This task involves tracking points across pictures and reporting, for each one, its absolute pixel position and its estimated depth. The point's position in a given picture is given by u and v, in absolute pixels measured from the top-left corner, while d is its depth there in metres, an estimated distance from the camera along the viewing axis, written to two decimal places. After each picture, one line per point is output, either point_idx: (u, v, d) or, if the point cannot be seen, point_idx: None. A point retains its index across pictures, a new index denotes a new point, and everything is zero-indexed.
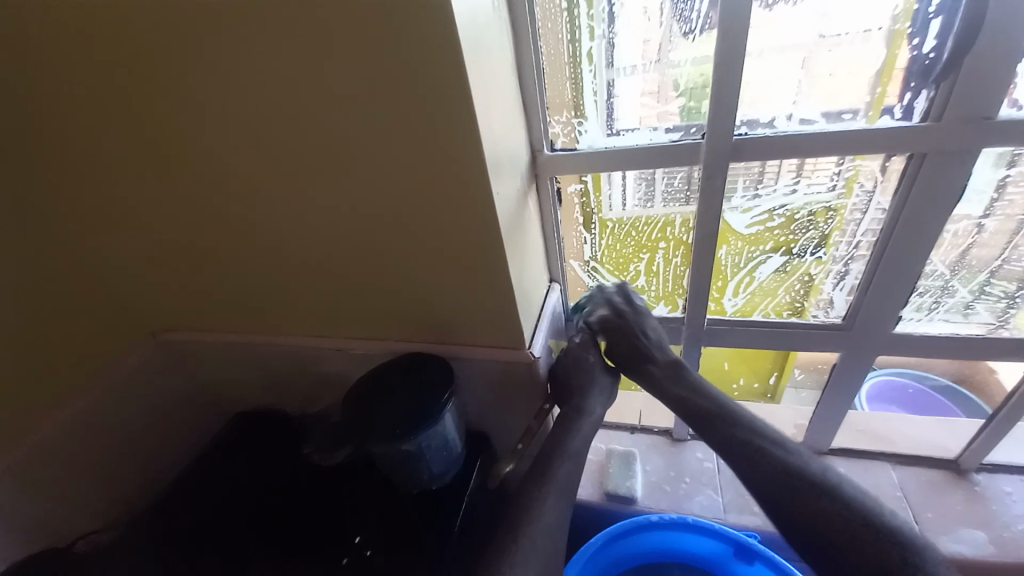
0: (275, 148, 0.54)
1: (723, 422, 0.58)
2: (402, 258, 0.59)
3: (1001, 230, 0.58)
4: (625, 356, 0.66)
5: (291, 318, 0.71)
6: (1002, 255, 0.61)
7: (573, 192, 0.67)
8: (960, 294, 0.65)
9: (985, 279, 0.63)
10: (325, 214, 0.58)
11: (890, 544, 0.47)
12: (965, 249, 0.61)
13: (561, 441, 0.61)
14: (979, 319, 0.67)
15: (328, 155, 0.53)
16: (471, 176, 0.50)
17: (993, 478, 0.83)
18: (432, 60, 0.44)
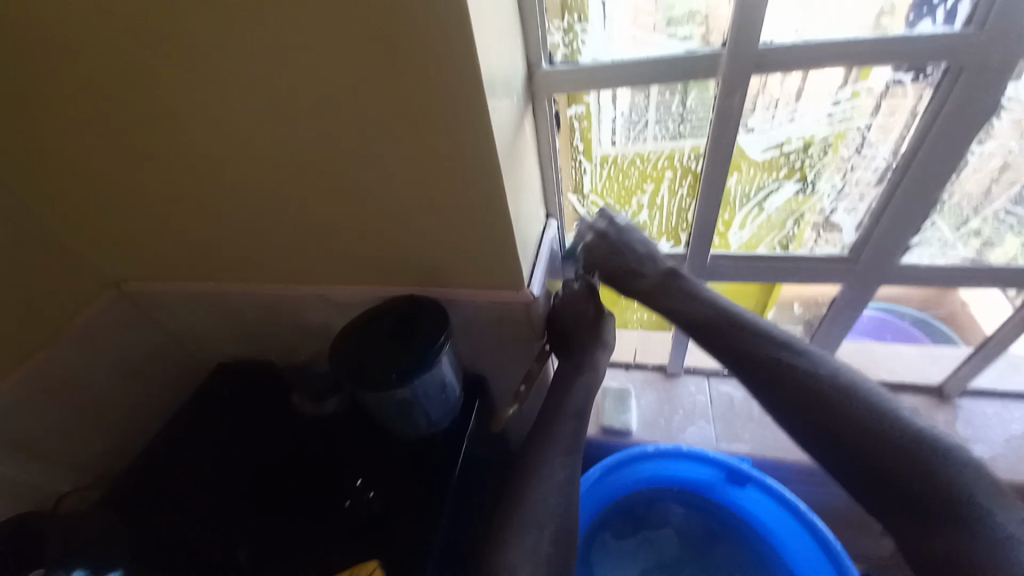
0: (233, 62, 0.46)
1: (729, 334, 0.57)
2: (387, 194, 0.54)
3: (996, 156, 0.57)
4: (623, 277, 0.64)
5: (269, 264, 0.66)
6: (989, 185, 0.60)
7: (573, 116, 0.61)
8: (943, 227, 0.64)
9: (1002, 208, 0.62)
10: (296, 144, 0.51)
11: (908, 439, 0.46)
12: (992, 174, 0.58)
13: (562, 402, 0.63)
14: (993, 250, 0.66)
15: (296, 72, 0.45)
16: (463, 94, 0.44)
17: (972, 402, 0.87)
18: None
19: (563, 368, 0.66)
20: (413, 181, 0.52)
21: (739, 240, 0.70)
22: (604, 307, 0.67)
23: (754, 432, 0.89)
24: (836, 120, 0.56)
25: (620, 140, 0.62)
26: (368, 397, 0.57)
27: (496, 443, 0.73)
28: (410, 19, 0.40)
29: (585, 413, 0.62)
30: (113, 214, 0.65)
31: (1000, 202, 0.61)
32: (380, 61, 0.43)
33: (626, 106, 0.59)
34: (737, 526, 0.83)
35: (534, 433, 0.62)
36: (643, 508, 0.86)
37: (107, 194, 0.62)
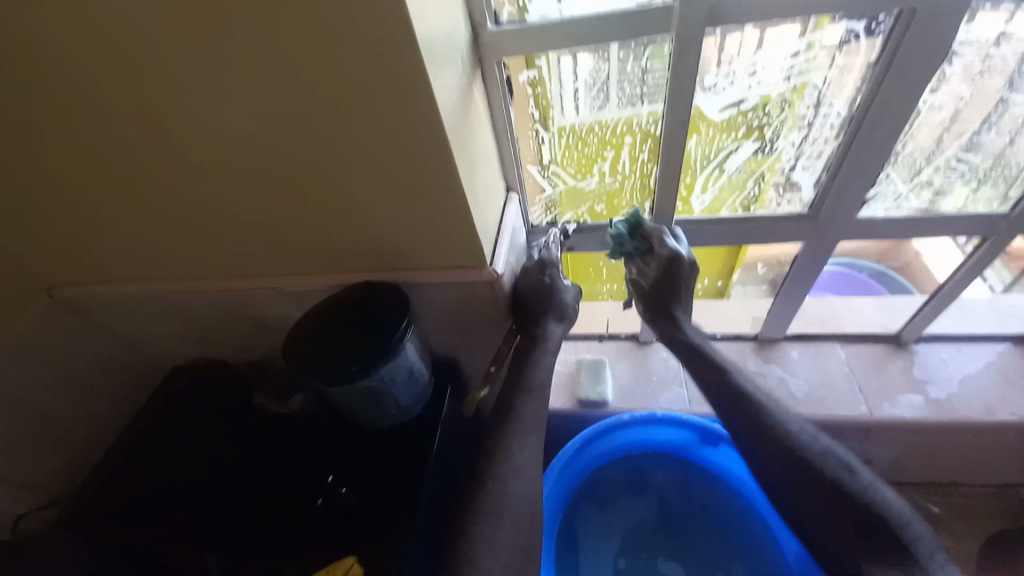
0: (131, 27, 0.40)
1: (757, 407, 0.63)
2: (327, 175, 0.50)
3: (946, 105, 0.57)
4: (659, 310, 0.69)
5: (211, 257, 0.61)
6: (940, 135, 0.60)
7: (525, 82, 0.58)
8: (894, 180, 0.65)
9: (954, 156, 0.62)
10: (219, 125, 0.46)
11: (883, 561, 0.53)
12: (943, 123, 0.59)
13: (523, 374, 0.61)
14: (946, 199, 0.67)
15: (206, 43, 0.40)
16: (397, 58, 0.40)
17: (927, 347, 0.90)
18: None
19: (523, 342, 0.64)
20: (354, 158, 0.48)
21: (701, 203, 0.69)
22: (559, 277, 0.65)
23: None
24: (793, 75, 0.55)
25: (577, 104, 0.59)
26: (330, 390, 0.55)
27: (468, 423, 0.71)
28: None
29: (546, 390, 0.62)
30: (23, 214, 0.58)
31: (952, 151, 0.62)
32: (300, 20, 0.38)
33: (581, 69, 0.56)
34: (710, 482, 0.85)
35: (497, 409, 0.60)
36: (621, 475, 0.87)
37: (10, 192, 0.56)
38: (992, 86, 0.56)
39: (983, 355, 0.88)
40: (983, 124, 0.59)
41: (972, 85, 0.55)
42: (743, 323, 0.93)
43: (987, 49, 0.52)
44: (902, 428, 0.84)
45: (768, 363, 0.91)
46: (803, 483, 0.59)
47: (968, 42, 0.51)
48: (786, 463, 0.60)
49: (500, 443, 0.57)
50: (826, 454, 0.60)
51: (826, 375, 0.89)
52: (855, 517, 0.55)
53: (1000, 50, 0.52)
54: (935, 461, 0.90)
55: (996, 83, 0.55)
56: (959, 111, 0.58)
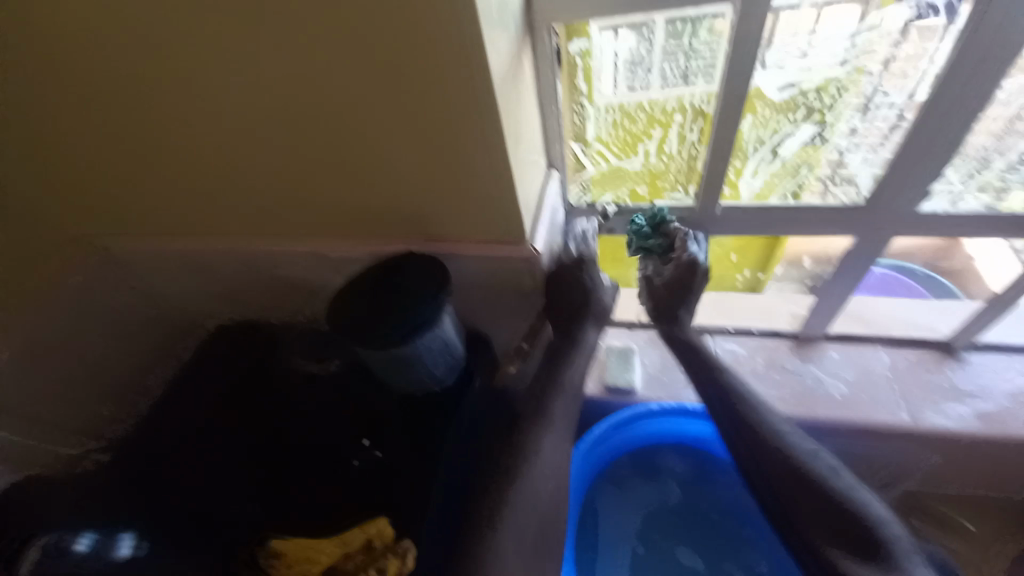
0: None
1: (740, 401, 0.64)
2: (374, 142, 0.50)
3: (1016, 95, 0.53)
4: (666, 302, 0.69)
5: (256, 218, 0.63)
6: (1009, 126, 0.56)
7: (574, 53, 0.56)
8: (950, 176, 0.61)
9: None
10: (272, 86, 0.47)
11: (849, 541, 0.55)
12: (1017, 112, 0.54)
13: (554, 374, 0.62)
14: (1012, 198, 0.62)
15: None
16: (450, 17, 0.40)
17: (979, 356, 0.85)
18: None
19: (557, 339, 0.65)
20: (401, 121, 0.48)
21: (747, 190, 0.66)
22: (597, 275, 0.64)
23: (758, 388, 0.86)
24: (857, 53, 0.51)
25: (625, 78, 0.57)
26: (367, 353, 0.56)
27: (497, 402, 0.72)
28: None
29: (576, 390, 0.63)
30: (84, 167, 0.61)
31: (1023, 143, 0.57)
32: None
33: (633, 42, 0.54)
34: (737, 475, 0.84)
35: (528, 403, 0.61)
36: (643, 465, 0.87)
37: (75, 148, 0.59)
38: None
39: None
40: None
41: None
42: (780, 319, 0.90)
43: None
44: (945, 437, 0.80)
45: (805, 361, 0.88)
46: (795, 493, 0.58)
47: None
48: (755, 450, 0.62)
49: (530, 435, 0.58)
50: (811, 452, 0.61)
51: (868, 378, 0.85)
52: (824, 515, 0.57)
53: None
54: (977, 473, 0.87)
55: None
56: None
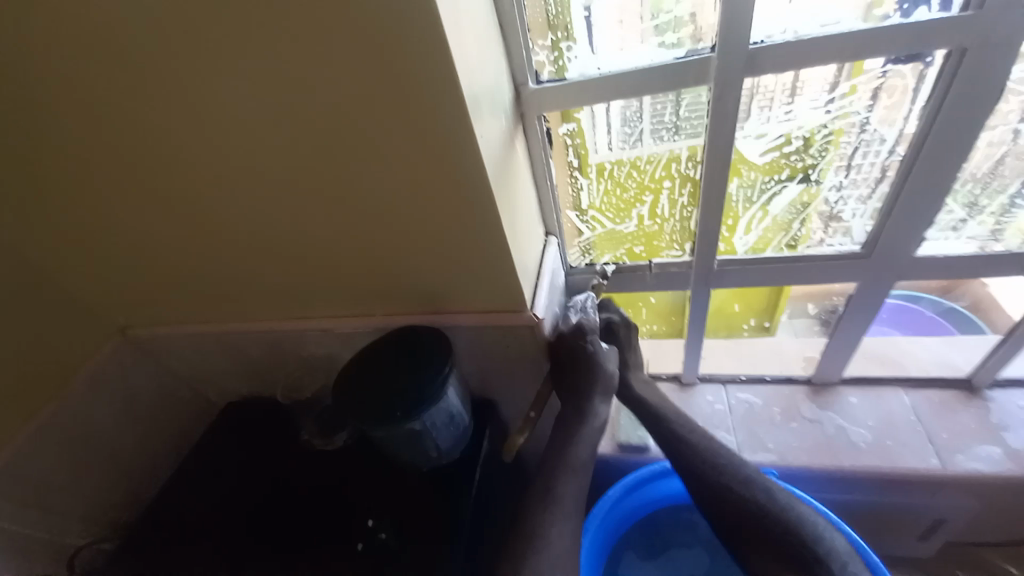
0: (213, 94, 0.45)
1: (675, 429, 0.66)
2: (377, 227, 0.53)
3: (997, 138, 0.54)
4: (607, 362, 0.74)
5: (268, 299, 0.65)
6: (997, 164, 0.56)
7: (565, 133, 0.60)
8: (951, 210, 0.61)
9: (1016, 191, 0.59)
10: (283, 184, 0.51)
11: (793, 551, 0.56)
12: (999, 159, 0.56)
13: (564, 453, 0.61)
14: (1007, 237, 0.63)
15: (277, 115, 0.45)
16: (446, 121, 0.43)
17: (1004, 393, 0.83)
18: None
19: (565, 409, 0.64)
20: (404, 207, 0.50)
21: (744, 246, 0.68)
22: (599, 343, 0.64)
23: (778, 439, 0.84)
24: (833, 116, 0.54)
25: (614, 152, 0.60)
26: (375, 432, 0.56)
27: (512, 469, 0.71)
28: (389, 41, 0.39)
29: (588, 466, 0.61)
30: (108, 259, 0.65)
31: (1012, 183, 0.58)
32: (361, 89, 0.42)
33: (618, 119, 0.57)
34: None
35: (538, 484, 0.59)
36: (666, 527, 0.83)
37: (99, 243, 0.63)
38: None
39: None
40: None
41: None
42: (794, 364, 0.88)
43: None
44: (982, 483, 0.76)
45: (823, 408, 0.86)
46: (736, 514, 0.60)
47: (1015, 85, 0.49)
48: (697, 480, 0.63)
49: (539, 514, 0.57)
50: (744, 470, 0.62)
51: (890, 422, 0.82)
52: (765, 530, 0.58)
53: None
54: (1023, 520, 0.81)
55: None
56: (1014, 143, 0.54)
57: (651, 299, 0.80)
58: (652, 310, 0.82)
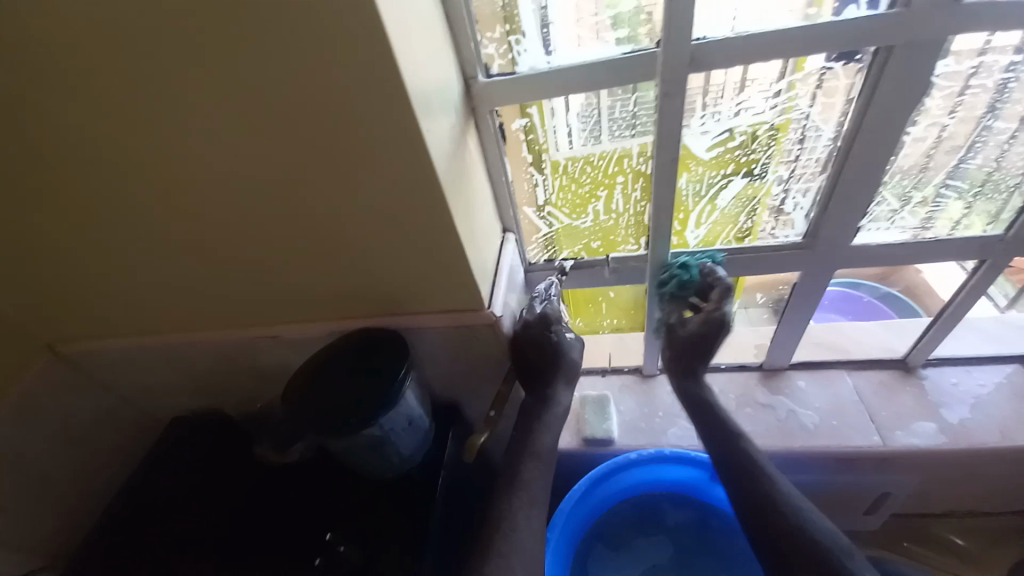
0: (133, 86, 0.42)
1: (754, 479, 0.64)
2: (324, 227, 0.51)
3: (929, 128, 0.57)
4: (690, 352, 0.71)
5: (211, 306, 0.62)
6: (929, 154, 0.60)
7: (518, 129, 0.59)
8: (888, 200, 0.64)
9: (943, 181, 0.63)
10: (218, 183, 0.48)
11: None
12: (926, 153, 0.60)
13: (527, 440, 0.62)
14: (936, 225, 0.67)
15: (206, 109, 0.42)
16: (389, 114, 0.41)
17: (935, 371, 0.89)
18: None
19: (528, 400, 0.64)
20: (352, 206, 0.48)
21: (697, 239, 0.70)
22: (563, 331, 0.65)
23: None
24: (776, 112, 0.56)
25: (568, 149, 0.61)
26: (331, 443, 0.54)
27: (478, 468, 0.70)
28: (325, 29, 0.37)
29: (553, 454, 0.62)
30: (24, 269, 0.59)
31: (940, 176, 0.62)
32: (296, 81, 0.40)
33: (576, 116, 0.57)
34: (728, 521, 0.81)
35: (503, 474, 0.60)
36: (632, 517, 0.85)
37: (13, 252, 0.57)
38: (971, 109, 0.55)
39: (995, 377, 0.87)
40: (967, 151, 0.60)
41: (956, 102, 0.55)
42: (747, 352, 0.92)
43: (971, 64, 0.51)
44: (919, 456, 0.81)
45: (775, 394, 0.89)
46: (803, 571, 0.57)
47: (944, 77, 0.52)
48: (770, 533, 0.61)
49: (506, 506, 0.56)
50: (823, 530, 0.59)
51: (837, 404, 0.87)
52: None
53: (978, 76, 0.53)
54: (956, 488, 0.88)
55: (978, 113, 0.56)
56: (945, 133, 0.58)
57: (610, 293, 0.81)
58: (611, 304, 0.84)
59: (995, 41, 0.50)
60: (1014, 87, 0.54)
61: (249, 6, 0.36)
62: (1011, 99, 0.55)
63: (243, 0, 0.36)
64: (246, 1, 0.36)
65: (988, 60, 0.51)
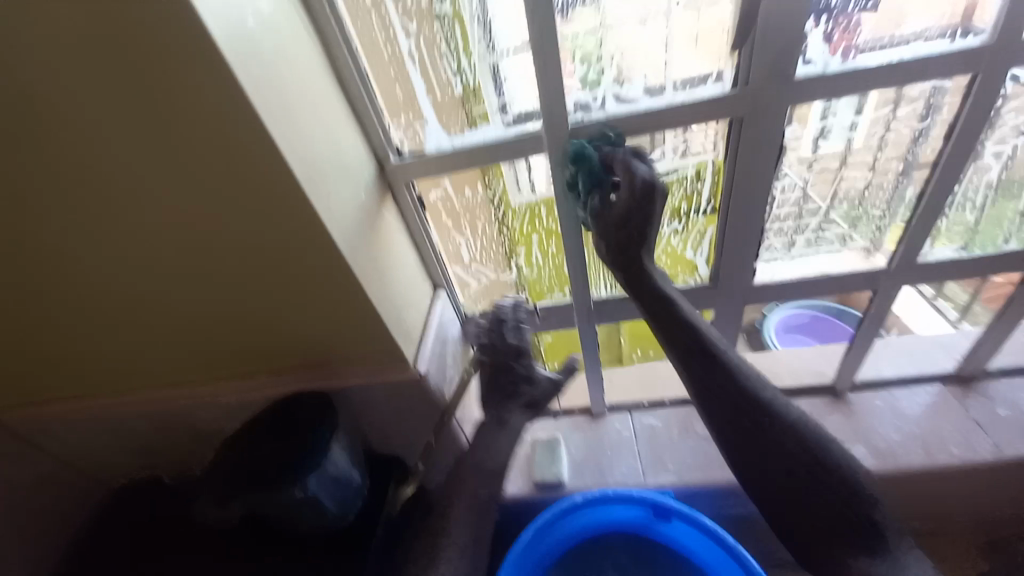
0: (57, 187, 0.46)
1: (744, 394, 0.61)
2: (247, 299, 0.55)
3: (861, 156, 0.62)
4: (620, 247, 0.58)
5: (149, 378, 0.64)
6: (866, 184, 0.65)
7: (437, 199, 0.65)
8: (839, 221, 0.70)
9: (847, 207, 0.68)
10: (144, 266, 0.52)
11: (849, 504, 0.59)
12: (831, 182, 0.66)
13: (479, 457, 0.63)
14: (854, 243, 0.72)
15: (125, 204, 0.47)
16: (290, 200, 0.46)
17: (863, 395, 0.94)
18: (203, 60, 0.38)
19: (486, 421, 0.65)
20: (274, 279, 0.52)
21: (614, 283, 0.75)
22: (534, 368, 0.65)
23: (678, 459, 0.90)
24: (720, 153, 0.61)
25: (528, 195, 0.64)
26: (257, 509, 0.56)
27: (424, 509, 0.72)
28: (222, 130, 0.42)
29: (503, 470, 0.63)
30: None
31: (822, 206, 0.68)
32: (205, 179, 0.45)
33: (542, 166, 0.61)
34: (673, 555, 0.83)
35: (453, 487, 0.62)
36: (582, 559, 0.86)
37: None
38: (901, 138, 0.61)
39: (919, 397, 0.92)
40: (876, 182, 0.65)
41: (880, 140, 0.61)
42: None
43: (891, 103, 0.57)
44: None
45: None
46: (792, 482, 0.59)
47: (867, 112, 0.58)
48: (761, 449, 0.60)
49: (431, 534, 0.58)
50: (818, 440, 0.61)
51: None
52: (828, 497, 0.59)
53: (899, 113, 0.58)
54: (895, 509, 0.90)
55: (903, 146, 0.61)
56: (878, 165, 0.63)
57: (547, 337, 0.85)
58: (546, 351, 0.87)
59: (903, 94, 0.56)
60: (933, 124, 0.59)
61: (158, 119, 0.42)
62: (929, 136, 0.60)
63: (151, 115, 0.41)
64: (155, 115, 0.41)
65: (904, 103, 0.57)
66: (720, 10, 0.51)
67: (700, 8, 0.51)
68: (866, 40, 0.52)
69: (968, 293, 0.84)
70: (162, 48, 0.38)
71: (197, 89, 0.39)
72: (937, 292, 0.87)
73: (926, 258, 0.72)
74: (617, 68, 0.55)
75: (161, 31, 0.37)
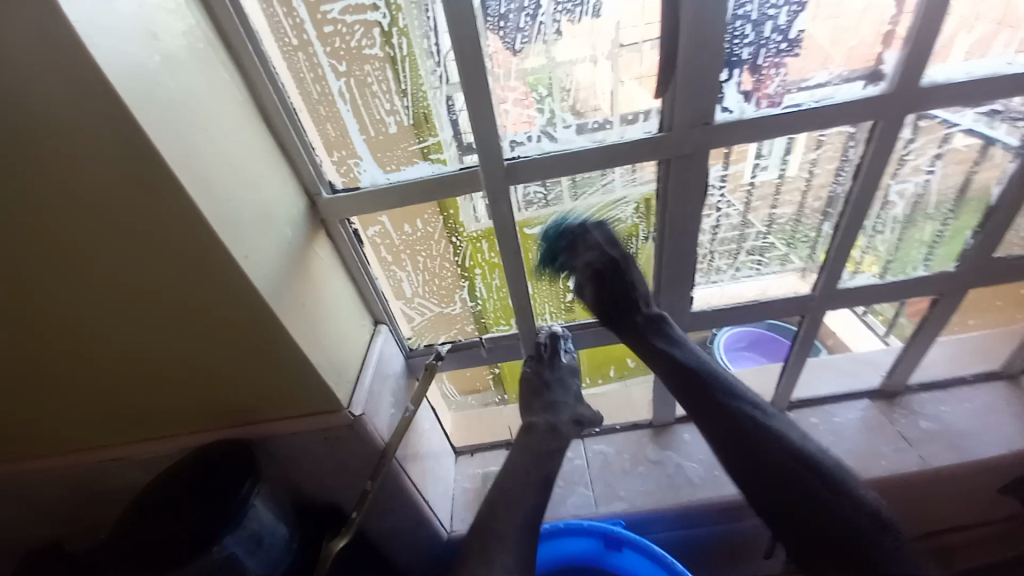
0: None
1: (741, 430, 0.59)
2: (156, 349, 0.50)
3: (795, 184, 0.65)
4: (609, 291, 0.66)
5: (43, 435, 0.57)
6: (800, 211, 0.68)
7: (375, 234, 0.63)
8: (776, 245, 0.72)
9: (785, 230, 0.70)
10: (30, 316, 0.46)
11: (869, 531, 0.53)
12: (768, 208, 0.67)
13: (523, 472, 0.69)
14: (792, 266, 0.75)
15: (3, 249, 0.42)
16: (202, 245, 0.42)
17: (801, 413, 0.98)
18: (92, 99, 0.35)
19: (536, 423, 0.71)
20: (188, 328, 0.49)
21: (557, 315, 0.76)
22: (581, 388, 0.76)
23: (628, 487, 0.90)
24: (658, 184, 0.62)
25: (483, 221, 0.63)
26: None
27: (360, 551, 0.75)
28: (117, 175, 0.38)
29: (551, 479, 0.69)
30: None
31: (759, 229, 0.70)
32: (101, 224, 0.41)
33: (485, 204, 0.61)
34: None
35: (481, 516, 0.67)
36: None
37: None
38: (831, 168, 0.64)
39: (850, 412, 0.97)
40: (807, 211, 0.68)
41: (810, 171, 0.64)
42: (638, 411, 0.97)
43: (815, 137, 0.60)
44: None
45: (664, 450, 0.94)
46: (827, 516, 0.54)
47: (801, 140, 0.60)
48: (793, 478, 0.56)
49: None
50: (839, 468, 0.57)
51: None
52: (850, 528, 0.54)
53: (822, 150, 0.61)
54: None
55: (829, 176, 0.64)
56: (809, 192, 0.66)
57: (495, 368, 0.85)
58: (503, 378, 0.88)
59: (827, 139, 0.60)
60: (850, 159, 0.63)
61: (41, 159, 0.38)
62: (844, 168, 0.63)
63: (35, 156, 0.38)
64: (41, 159, 0.38)
65: (829, 139, 0.60)
66: (643, 61, 0.53)
67: (621, 56, 0.53)
68: (778, 88, 0.55)
69: (894, 307, 0.86)
70: (49, 88, 0.35)
71: (86, 126, 0.36)
72: (867, 310, 0.88)
73: (846, 285, 0.76)
74: (562, 106, 0.56)
75: (45, 64, 0.34)
